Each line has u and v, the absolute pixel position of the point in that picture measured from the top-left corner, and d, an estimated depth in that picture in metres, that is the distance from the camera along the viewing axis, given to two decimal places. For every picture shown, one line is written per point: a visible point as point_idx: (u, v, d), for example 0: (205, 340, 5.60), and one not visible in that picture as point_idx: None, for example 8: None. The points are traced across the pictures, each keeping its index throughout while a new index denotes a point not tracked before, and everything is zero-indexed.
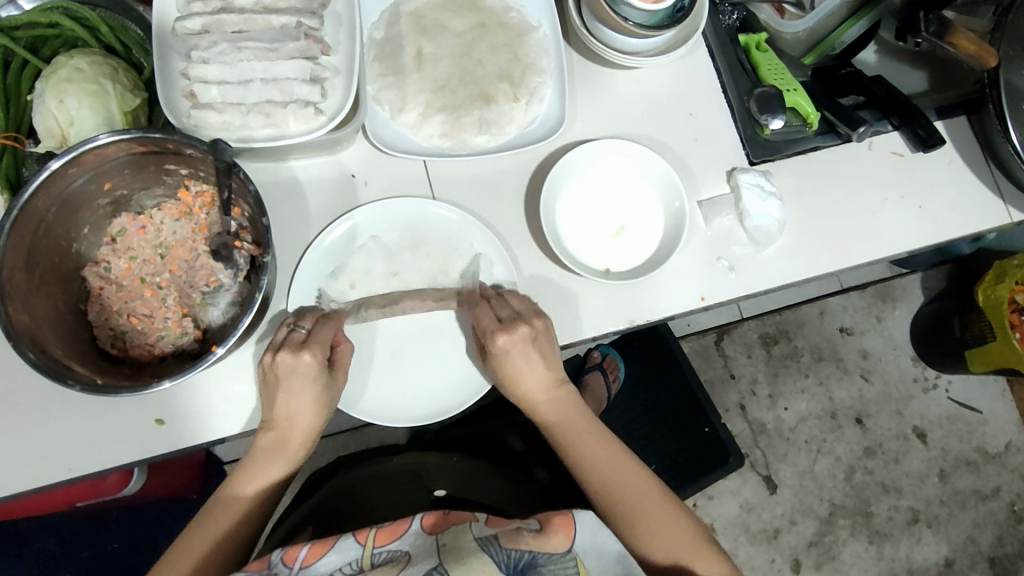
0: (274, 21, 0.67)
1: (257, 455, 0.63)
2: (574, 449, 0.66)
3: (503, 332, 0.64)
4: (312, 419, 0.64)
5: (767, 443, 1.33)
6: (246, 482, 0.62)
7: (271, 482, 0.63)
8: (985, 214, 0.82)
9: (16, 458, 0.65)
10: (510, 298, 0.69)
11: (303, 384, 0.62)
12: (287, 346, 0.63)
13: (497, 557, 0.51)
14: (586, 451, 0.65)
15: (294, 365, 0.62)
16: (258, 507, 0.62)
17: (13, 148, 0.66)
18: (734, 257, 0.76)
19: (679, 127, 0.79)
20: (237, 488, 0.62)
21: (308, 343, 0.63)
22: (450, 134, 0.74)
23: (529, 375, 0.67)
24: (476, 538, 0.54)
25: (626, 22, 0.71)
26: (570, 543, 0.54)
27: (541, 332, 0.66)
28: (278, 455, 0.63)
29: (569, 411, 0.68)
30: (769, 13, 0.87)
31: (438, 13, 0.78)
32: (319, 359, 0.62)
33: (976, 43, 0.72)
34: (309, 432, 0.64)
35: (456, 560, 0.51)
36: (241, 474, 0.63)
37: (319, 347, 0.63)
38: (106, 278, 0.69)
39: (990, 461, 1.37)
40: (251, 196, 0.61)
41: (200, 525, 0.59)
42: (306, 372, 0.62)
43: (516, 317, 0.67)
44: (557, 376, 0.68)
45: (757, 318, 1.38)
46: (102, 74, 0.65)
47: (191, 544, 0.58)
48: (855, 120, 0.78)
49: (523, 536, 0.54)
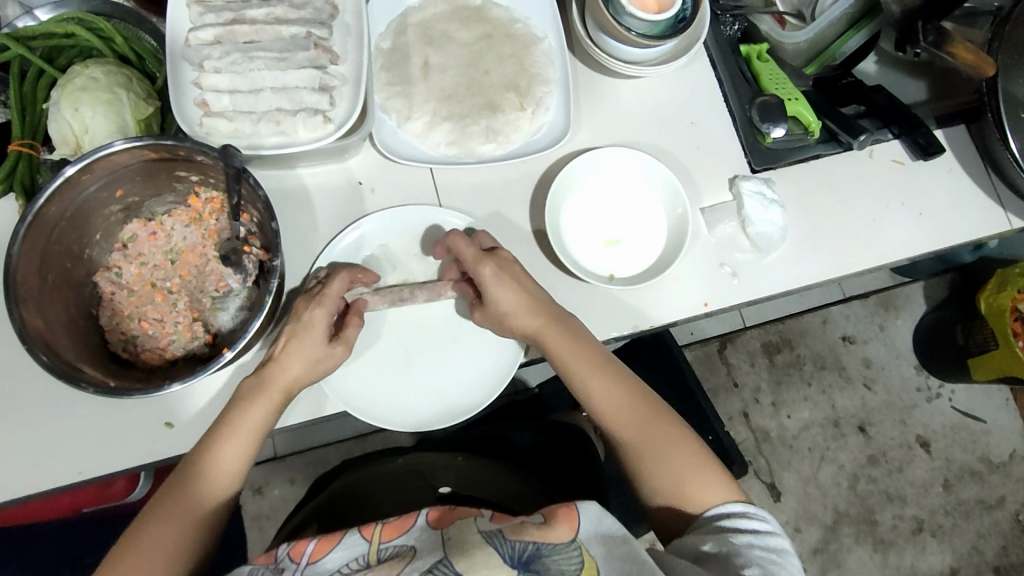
0: (284, 32, 0.68)
1: (219, 435, 0.62)
2: (583, 378, 0.68)
3: (488, 260, 0.67)
4: (294, 372, 0.64)
5: (770, 450, 1.34)
6: (209, 461, 0.61)
7: (236, 464, 0.62)
8: (985, 222, 0.82)
9: (28, 461, 0.66)
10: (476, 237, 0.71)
11: (307, 336, 0.64)
12: (308, 296, 0.66)
13: (502, 548, 0.52)
14: (595, 383, 0.68)
15: (301, 313, 0.65)
16: (230, 493, 0.62)
17: (28, 155, 0.67)
18: (737, 264, 0.77)
19: (682, 136, 0.80)
20: (202, 460, 0.61)
21: (317, 295, 0.65)
22: (457, 142, 0.76)
23: (519, 309, 0.67)
24: (482, 533, 0.54)
25: (630, 32, 0.73)
26: (574, 534, 0.55)
27: (513, 262, 0.69)
28: (247, 421, 0.62)
29: (574, 335, 0.69)
30: (770, 24, 0.88)
31: (445, 24, 0.79)
32: (328, 312, 0.65)
33: (973, 52, 0.73)
34: (292, 387, 0.64)
35: (460, 552, 0.52)
36: (206, 445, 0.62)
37: (328, 302, 0.65)
38: (117, 283, 0.70)
39: (995, 471, 1.37)
40: (261, 201, 0.63)
41: (171, 507, 0.59)
42: (310, 323, 0.64)
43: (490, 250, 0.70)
44: (546, 307, 0.68)
45: (760, 327, 1.39)
46: (117, 83, 0.66)
47: (152, 535, 0.57)
48: (855, 128, 0.79)
49: (527, 528, 0.55)
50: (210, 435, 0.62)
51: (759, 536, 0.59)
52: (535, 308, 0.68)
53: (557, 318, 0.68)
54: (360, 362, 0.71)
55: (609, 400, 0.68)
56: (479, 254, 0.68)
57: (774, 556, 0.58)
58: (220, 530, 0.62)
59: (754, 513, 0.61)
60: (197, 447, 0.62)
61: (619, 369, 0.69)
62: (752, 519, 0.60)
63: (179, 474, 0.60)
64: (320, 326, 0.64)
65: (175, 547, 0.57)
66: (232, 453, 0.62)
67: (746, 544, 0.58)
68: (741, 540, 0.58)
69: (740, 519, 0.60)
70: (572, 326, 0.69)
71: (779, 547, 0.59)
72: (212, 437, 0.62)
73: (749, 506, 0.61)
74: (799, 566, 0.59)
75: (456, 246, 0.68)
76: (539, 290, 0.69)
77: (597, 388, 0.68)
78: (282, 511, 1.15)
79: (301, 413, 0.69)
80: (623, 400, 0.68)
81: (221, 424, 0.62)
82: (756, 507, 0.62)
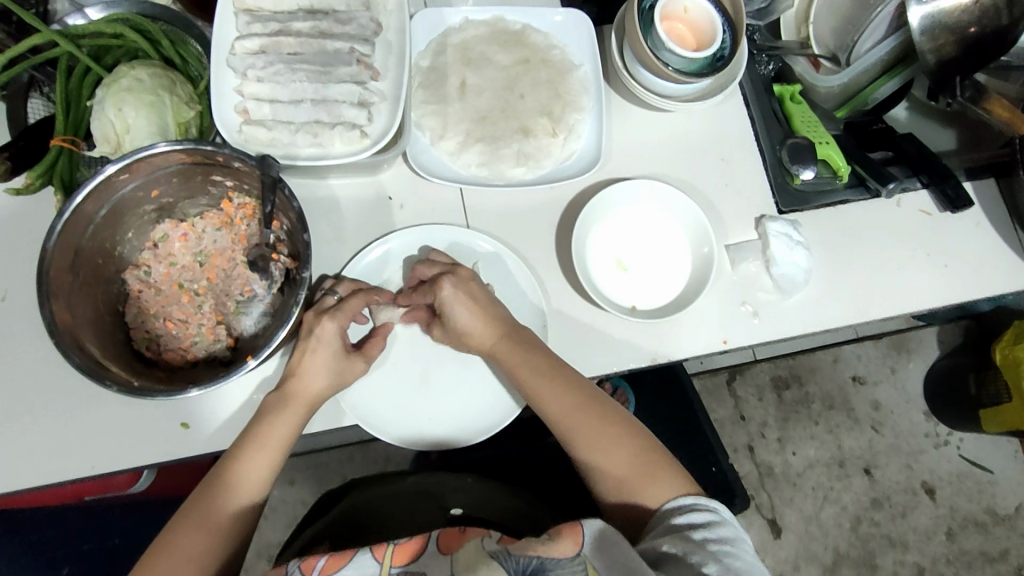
0: (328, 47, 0.69)
1: (240, 450, 0.63)
2: (534, 385, 0.67)
3: (447, 278, 0.68)
4: (316, 385, 0.64)
5: (774, 486, 1.33)
6: (231, 477, 0.62)
7: (255, 478, 0.62)
8: (1008, 279, 0.82)
9: (44, 452, 0.67)
10: (432, 255, 0.73)
11: (320, 351, 0.65)
12: (315, 308, 0.66)
13: (506, 562, 0.54)
14: (548, 392, 0.66)
15: (313, 327, 0.65)
16: (253, 502, 0.63)
17: (69, 150, 0.68)
18: (757, 302, 0.77)
19: (711, 171, 0.81)
20: (228, 469, 0.62)
21: (332, 309, 0.66)
22: (487, 164, 0.76)
23: (473, 325, 0.68)
24: (489, 551, 0.57)
25: (668, 67, 0.73)
26: (578, 548, 0.57)
27: (472, 279, 0.70)
28: (273, 432, 0.63)
29: (527, 346, 0.68)
30: (805, 66, 0.89)
31: (485, 46, 0.80)
32: (341, 328, 0.66)
33: (1009, 109, 0.73)
34: (319, 399, 0.65)
35: (468, 568, 0.55)
36: (233, 456, 0.62)
37: (342, 317, 0.65)
38: (145, 281, 0.71)
39: (999, 523, 1.35)
40: (294, 212, 0.64)
41: (198, 511, 0.60)
42: (322, 338, 0.65)
43: (444, 271, 0.70)
44: (491, 315, 0.69)
45: (770, 360, 1.39)
46: (161, 86, 0.68)
47: (174, 548, 0.58)
48: (884, 176, 0.80)
49: (531, 542, 0.56)
50: (240, 444, 0.63)
51: (712, 530, 0.60)
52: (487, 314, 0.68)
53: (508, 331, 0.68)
54: (376, 380, 0.71)
55: (558, 403, 0.66)
56: (438, 276, 0.70)
57: (728, 547, 0.59)
58: (248, 540, 0.63)
59: (706, 503, 0.62)
60: (219, 462, 0.63)
61: (568, 377, 0.67)
62: (702, 511, 0.61)
63: (202, 489, 0.61)
64: (330, 340, 0.65)
65: (198, 558, 0.58)
66: (259, 464, 0.62)
67: (702, 539, 0.59)
68: (697, 537, 0.59)
69: (692, 512, 0.61)
70: (525, 337, 0.69)
71: (730, 536, 0.60)
72: (240, 445, 0.63)
73: (695, 498, 0.62)
74: (751, 547, 0.61)
75: (418, 271, 0.71)
76: (495, 302, 0.70)
77: (546, 396, 0.66)
78: (282, 512, 1.15)
79: (316, 422, 0.70)
80: (570, 408, 0.67)
81: (247, 436, 0.63)
82: (708, 499, 0.63)
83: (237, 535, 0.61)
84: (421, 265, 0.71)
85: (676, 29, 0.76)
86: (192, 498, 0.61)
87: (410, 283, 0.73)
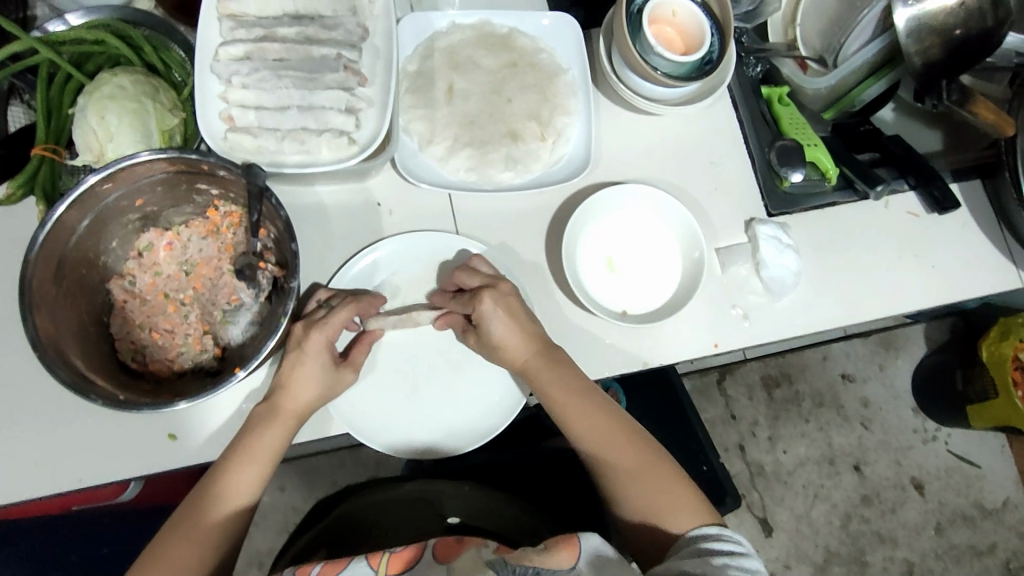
0: (314, 52, 0.69)
1: (228, 462, 0.62)
2: (564, 401, 0.68)
3: (487, 291, 0.67)
4: (304, 397, 0.64)
5: (764, 485, 1.34)
6: (223, 489, 0.61)
7: (245, 491, 0.62)
8: (993, 277, 0.82)
9: (29, 464, 0.66)
10: (473, 262, 0.72)
11: (308, 363, 0.64)
12: (304, 320, 0.66)
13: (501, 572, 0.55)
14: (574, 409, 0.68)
15: (301, 340, 0.64)
16: (241, 515, 0.62)
17: (51, 159, 0.67)
18: (748, 306, 0.77)
19: (700, 174, 0.81)
20: (216, 481, 0.61)
21: (320, 321, 0.65)
22: (476, 169, 0.76)
23: (507, 339, 0.67)
24: (485, 562, 0.57)
25: (656, 72, 0.73)
26: (575, 561, 0.56)
27: (510, 293, 0.69)
28: (260, 444, 0.62)
29: (560, 363, 0.69)
30: (792, 68, 0.87)
31: (472, 50, 0.79)
32: (329, 336, 0.65)
33: (994, 111, 0.74)
34: (307, 410, 0.64)
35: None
36: (221, 467, 0.62)
37: (328, 330, 0.64)
38: (130, 291, 0.70)
39: (987, 517, 1.37)
40: (281, 221, 0.63)
41: (187, 524, 0.59)
42: (309, 350, 0.64)
43: (487, 283, 0.69)
44: (529, 333, 0.68)
45: (760, 359, 1.40)
46: (144, 93, 0.67)
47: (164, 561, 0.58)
48: (872, 178, 0.80)
49: (528, 553, 0.56)
50: (227, 456, 0.62)
51: (735, 558, 0.59)
52: (523, 331, 0.68)
53: (543, 349, 0.68)
54: (368, 388, 0.70)
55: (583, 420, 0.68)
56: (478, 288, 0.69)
57: None
58: (238, 552, 0.62)
59: (731, 535, 0.62)
60: (209, 473, 0.62)
61: (596, 396, 0.69)
62: (727, 541, 0.61)
63: (192, 501, 0.61)
64: (317, 353, 0.64)
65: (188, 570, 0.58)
66: (247, 477, 0.62)
67: (723, 565, 0.58)
68: (718, 562, 0.59)
69: (718, 541, 0.61)
70: (556, 354, 0.69)
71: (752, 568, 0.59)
72: (228, 457, 0.62)
73: (723, 528, 0.62)
74: None
75: (459, 279, 0.70)
76: (534, 319, 0.69)
77: (574, 413, 0.68)
78: (272, 519, 1.14)
79: (305, 430, 0.69)
80: (595, 425, 0.68)
81: (236, 448, 0.63)
82: (731, 531, 0.62)
83: (228, 548, 0.61)
84: (462, 273, 0.70)
85: (665, 33, 0.76)
86: (181, 510, 0.61)
87: (448, 288, 0.73)
